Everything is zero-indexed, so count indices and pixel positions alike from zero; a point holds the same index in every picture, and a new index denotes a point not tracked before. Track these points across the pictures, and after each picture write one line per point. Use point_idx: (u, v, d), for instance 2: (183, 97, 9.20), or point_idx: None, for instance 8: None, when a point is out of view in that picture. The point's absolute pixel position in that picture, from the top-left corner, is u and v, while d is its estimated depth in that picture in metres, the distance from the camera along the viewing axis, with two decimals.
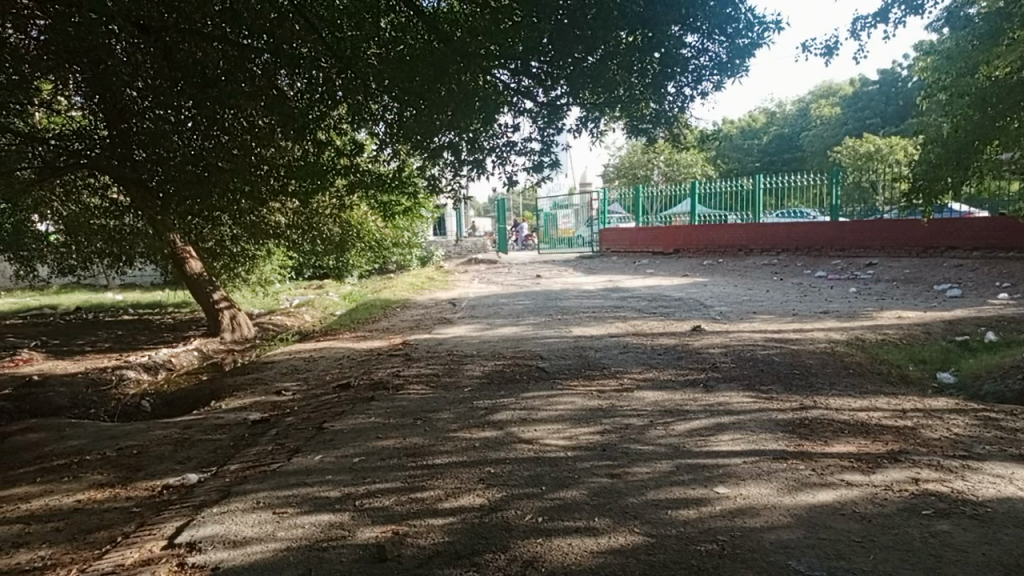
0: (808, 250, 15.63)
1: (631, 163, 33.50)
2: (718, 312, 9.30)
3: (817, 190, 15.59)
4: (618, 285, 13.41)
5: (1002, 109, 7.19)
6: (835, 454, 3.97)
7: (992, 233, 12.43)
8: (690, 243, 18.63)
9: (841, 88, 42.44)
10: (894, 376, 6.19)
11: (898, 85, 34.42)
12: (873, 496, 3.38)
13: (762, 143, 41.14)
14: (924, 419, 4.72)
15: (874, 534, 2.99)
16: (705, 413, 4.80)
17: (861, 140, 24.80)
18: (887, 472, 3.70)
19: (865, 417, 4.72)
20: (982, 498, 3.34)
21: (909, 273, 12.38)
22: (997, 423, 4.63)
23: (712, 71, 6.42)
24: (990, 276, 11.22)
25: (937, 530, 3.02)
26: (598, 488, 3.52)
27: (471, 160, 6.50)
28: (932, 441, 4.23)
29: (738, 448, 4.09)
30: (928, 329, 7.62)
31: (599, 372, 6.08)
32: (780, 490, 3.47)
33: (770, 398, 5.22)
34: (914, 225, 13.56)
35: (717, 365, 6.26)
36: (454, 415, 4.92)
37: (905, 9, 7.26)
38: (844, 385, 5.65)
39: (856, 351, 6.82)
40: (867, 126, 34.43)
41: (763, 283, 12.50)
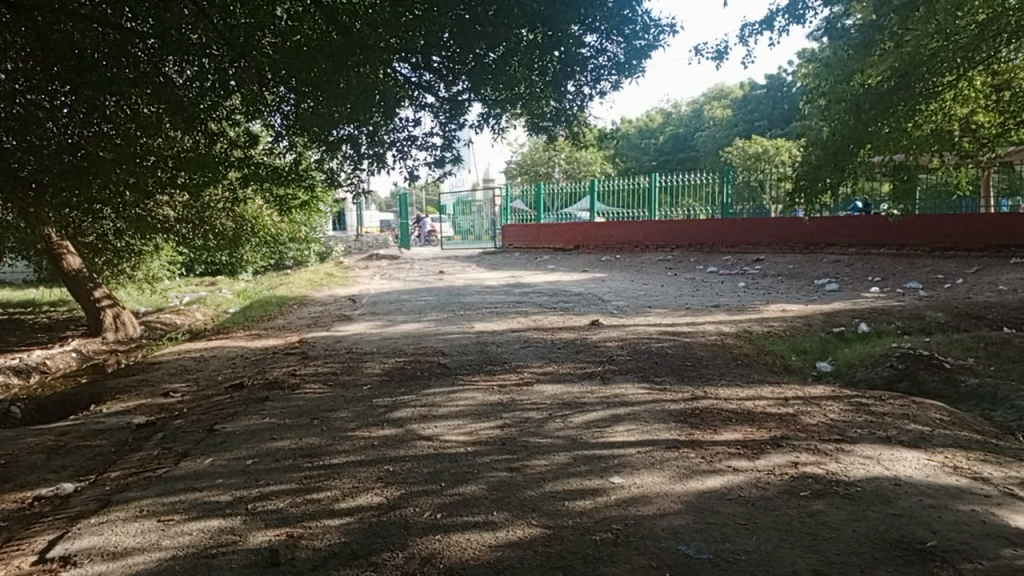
0: (700, 246, 16.25)
1: (532, 160, 33.90)
2: (616, 307, 9.54)
3: (709, 188, 16.24)
4: (520, 281, 13.52)
5: (873, 114, 7.42)
6: (723, 441, 4.16)
7: (867, 231, 13.29)
8: (590, 240, 19.03)
9: (732, 92, 44.45)
10: (778, 365, 6.55)
11: (784, 90, 36.32)
12: (757, 480, 3.55)
13: (658, 143, 42.44)
14: (803, 406, 5.01)
15: (757, 516, 3.15)
16: (601, 405, 4.92)
17: (750, 141, 26.02)
18: (770, 456, 3.90)
19: (751, 406, 4.97)
20: (853, 478, 3.59)
21: (792, 268, 13.10)
22: (868, 408, 4.98)
23: (610, 71, 6.55)
24: (863, 271, 12.03)
25: (813, 510, 3.22)
26: (496, 482, 3.55)
27: (372, 154, 6.46)
28: (810, 426, 4.50)
29: (632, 438, 4.21)
30: (809, 321, 8.08)
31: (499, 367, 6.12)
32: (672, 477, 3.60)
33: (663, 389, 5.41)
34: (797, 222, 14.33)
35: (614, 358, 6.43)
36: (353, 414, 4.83)
37: (788, 17, 7.64)
38: (732, 375, 5.93)
39: (743, 343, 7.16)
40: (755, 128, 36.13)
41: (658, 279, 12.90)
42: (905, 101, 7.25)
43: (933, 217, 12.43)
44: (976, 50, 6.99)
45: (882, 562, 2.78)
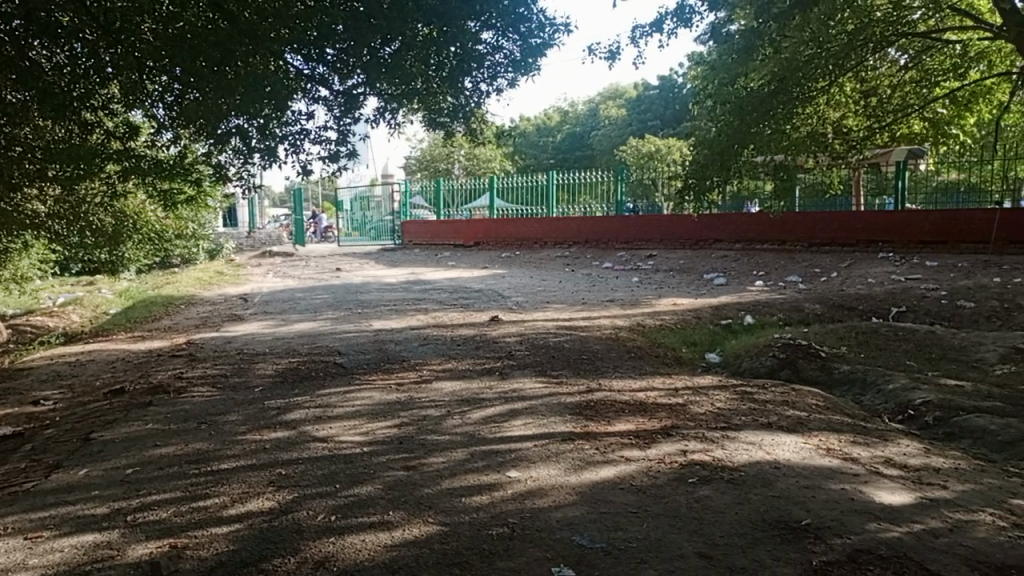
0: (596, 242, 16.62)
1: (431, 156, 33.72)
2: (515, 302, 9.64)
3: (605, 186, 16.67)
4: (420, 278, 13.42)
5: (757, 116, 7.68)
6: (616, 432, 4.28)
7: (752, 227, 13.96)
8: (489, 236, 19.12)
9: (626, 92, 45.70)
10: (669, 357, 6.80)
11: (675, 91, 37.64)
12: (647, 469, 3.67)
13: (555, 141, 43.06)
14: (692, 396, 5.22)
15: (648, 504, 3.26)
16: (499, 400, 4.96)
17: (643, 140, 26.82)
18: (660, 446, 4.04)
19: (643, 397, 5.13)
20: (737, 463, 3.77)
21: (683, 263, 13.61)
22: (751, 396, 5.24)
23: (506, 68, 6.59)
24: (748, 266, 12.65)
25: (700, 495, 3.35)
26: (393, 482, 3.52)
27: (262, 147, 6.15)
28: (698, 415, 4.69)
29: (529, 432, 4.26)
30: (699, 314, 8.42)
31: (397, 365, 6.06)
32: (567, 469, 3.67)
33: (560, 382, 5.51)
34: (687, 220, 14.90)
35: (512, 353, 6.49)
36: (244, 417, 4.67)
37: (676, 20, 7.92)
38: (626, 367, 6.10)
39: (637, 336, 7.38)
40: (648, 128, 37.23)
41: (557, 275, 13.11)
42: (784, 104, 7.63)
43: (810, 215, 13.21)
44: (845, 57, 7.77)
45: (762, 542, 2.94)
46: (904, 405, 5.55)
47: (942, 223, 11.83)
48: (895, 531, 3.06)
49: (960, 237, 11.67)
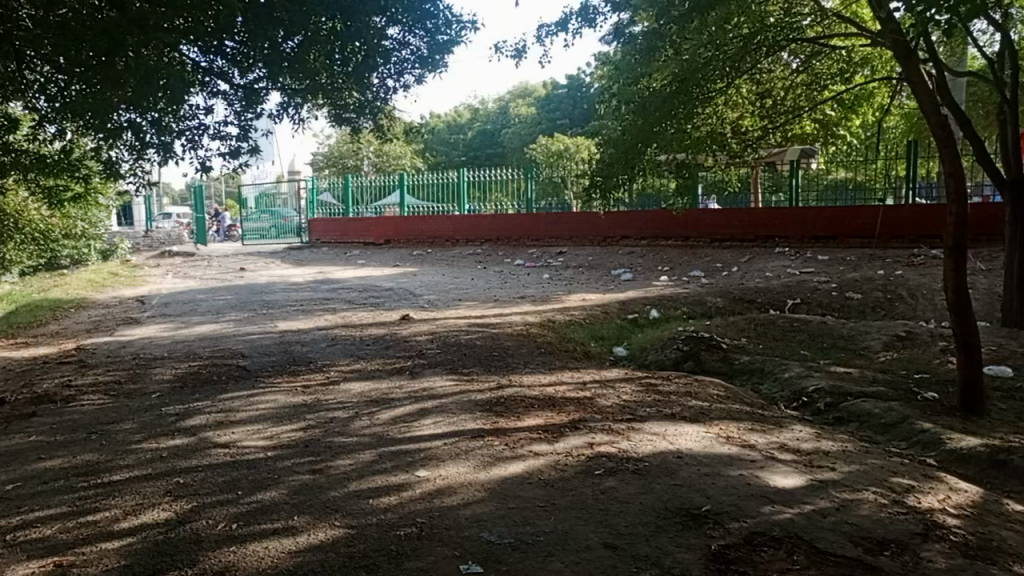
0: (507, 240, 16.72)
1: (340, 153, 33.06)
2: (426, 301, 9.58)
3: (515, 184, 16.79)
4: (329, 277, 13.15)
5: (659, 115, 7.31)
6: (525, 427, 4.32)
7: (657, 224, 14.37)
8: (400, 234, 18.93)
9: (535, 91, 46.13)
10: (578, 352, 6.91)
11: (583, 91, 38.25)
12: (555, 463, 3.73)
13: (466, 138, 42.95)
14: (600, 389, 5.33)
15: (555, 497, 3.31)
16: (408, 400, 4.92)
17: (552, 138, 27.12)
18: (568, 439, 4.11)
19: (552, 391, 5.20)
20: (641, 453, 3.87)
21: (591, 259, 13.88)
22: (656, 388, 5.40)
23: (413, 64, 6.55)
24: (655, 261, 13.01)
25: (606, 486, 3.43)
26: (298, 486, 3.43)
27: (157, 143, 5.90)
28: (605, 408, 4.79)
29: (438, 431, 4.25)
30: (606, 309, 8.61)
31: (304, 367, 5.92)
32: (476, 466, 3.68)
33: (470, 380, 5.51)
34: (595, 218, 15.20)
35: (423, 352, 6.44)
36: (138, 425, 4.45)
37: (580, 21, 8.03)
38: (536, 363, 6.17)
39: (547, 331, 7.47)
40: (557, 126, 37.63)
41: (468, 273, 13.12)
42: (683, 104, 7.35)
43: (712, 212, 13.69)
44: (740, 61, 7.43)
45: (665, 529, 3.03)
46: (798, 392, 5.84)
47: (832, 220, 12.54)
48: (788, 512, 3.22)
49: (847, 233, 12.42)
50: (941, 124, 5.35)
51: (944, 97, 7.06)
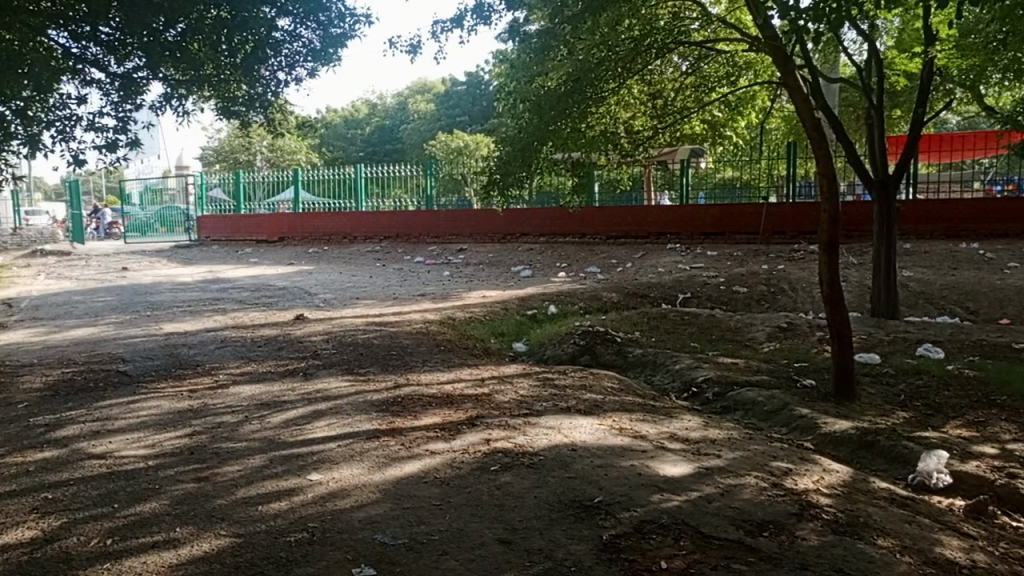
0: (408, 237, 16.54)
1: (231, 147, 31.76)
2: (321, 300, 9.35)
3: (413, 181, 16.64)
4: (219, 276, 12.62)
5: (553, 114, 7.39)
6: (422, 426, 4.29)
7: (555, 220, 14.57)
8: (296, 231, 18.39)
9: (434, 87, 45.82)
10: (477, 349, 6.93)
11: (482, 88, 38.29)
12: (451, 460, 3.72)
13: (364, 133, 42.13)
14: (497, 385, 5.36)
15: (451, 495, 3.30)
16: (302, 402, 4.79)
17: (452, 135, 27.00)
18: (464, 436, 4.11)
19: (450, 389, 5.19)
20: (537, 448, 3.92)
21: (491, 256, 13.93)
22: (553, 383, 5.48)
23: (306, 58, 6.35)
24: (553, 258, 13.20)
25: (501, 482, 3.45)
26: (181, 495, 3.28)
27: (23, 135, 5.51)
28: (502, 404, 4.82)
29: (333, 432, 4.16)
30: (506, 305, 8.66)
31: (190, 371, 5.66)
32: (370, 467, 3.62)
33: (366, 379, 5.42)
34: (494, 215, 15.26)
35: (318, 353, 6.29)
36: (2, 438, 4.13)
37: (476, 18, 8.03)
38: (434, 361, 6.13)
39: (446, 329, 7.45)
40: (456, 122, 37.45)
41: (366, 270, 12.91)
42: (578, 103, 7.36)
43: (608, 209, 14.01)
44: (632, 62, 7.33)
45: (558, 522, 3.08)
46: (688, 383, 6.08)
47: (720, 217, 13.08)
48: (675, 499, 3.34)
49: (734, 230, 12.98)
50: (815, 128, 5.70)
51: (819, 101, 7.50)
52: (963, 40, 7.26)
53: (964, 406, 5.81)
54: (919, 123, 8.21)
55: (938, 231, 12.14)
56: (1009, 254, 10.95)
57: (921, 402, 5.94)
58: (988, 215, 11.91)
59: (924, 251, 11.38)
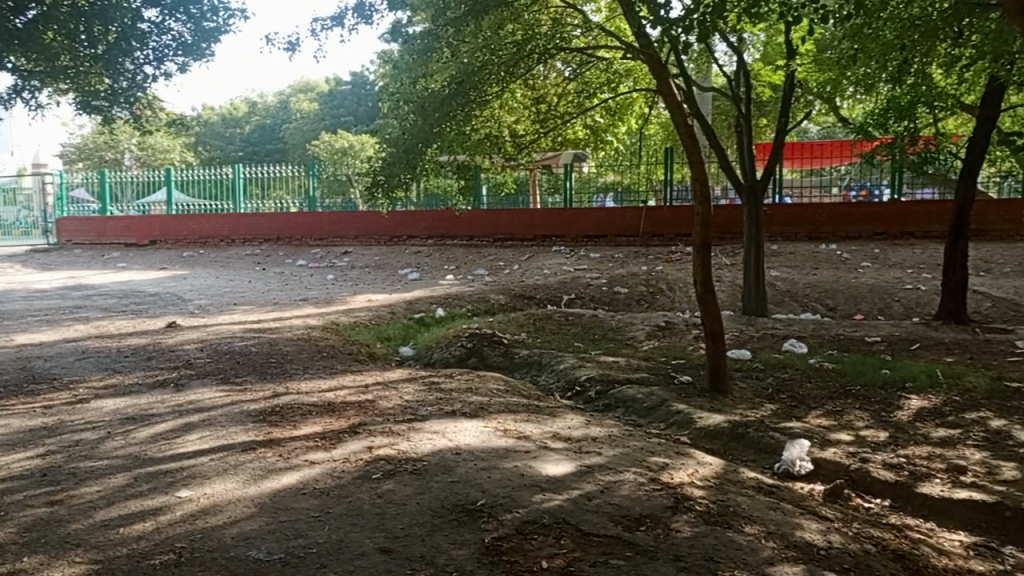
0: (290, 239, 16.01)
1: (95, 144, 29.72)
2: (195, 306, 8.90)
3: (296, 181, 16.25)
4: (82, 282, 11.77)
5: (438, 118, 7.33)
6: (302, 436, 4.15)
7: (442, 222, 14.53)
8: (167, 234, 17.40)
9: (318, 87, 44.67)
10: (362, 354, 6.80)
11: (368, 88, 37.65)
12: (332, 470, 3.62)
13: (243, 132, 40.46)
14: (381, 391, 5.27)
15: (330, 506, 3.21)
16: (172, 414, 4.53)
17: (336, 135, 26.39)
18: (346, 445, 4.01)
19: (332, 396, 5.06)
20: (420, 453, 3.88)
21: (377, 259, 13.71)
22: (438, 386, 5.45)
23: (175, 51, 6.12)
24: (440, 261, 13.16)
25: (383, 490, 3.39)
26: (32, 522, 3.02)
27: None
28: (386, 410, 4.75)
29: (205, 446, 3.96)
30: (392, 309, 8.55)
31: (45, 386, 5.23)
32: (245, 481, 3.47)
33: (243, 389, 5.20)
34: (380, 217, 15.05)
35: (191, 362, 5.97)
36: None
37: (357, 17, 7.88)
38: (316, 368, 5.97)
39: (330, 334, 7.27)
40: (341, 123, 36.55)
41: (245, 274, 12.41)
42: (462, 106, 7.36)
43: (494, 211, 14.10)
44: (514, 67, 7.49)
45: (440, 527, 3.06)
46: (572, 382, 6.21)
47: (602, 220, 13.43)
48: (557, 498, 3.39)
49: (615, 232, 13.36)
50: (688, 135, 5.94)
51: (692, 108, 7.84)
52: (821, 54, 7.75)
53: (824, 396, 6.23)
54: (782, 132, 8.74)
55: (801, 234, 12.97)
56: (862, 254, 11.84)
57: (786, 395, 6.32)
58: (844, 218, 12.83)
59: (789, 252, 12.13)
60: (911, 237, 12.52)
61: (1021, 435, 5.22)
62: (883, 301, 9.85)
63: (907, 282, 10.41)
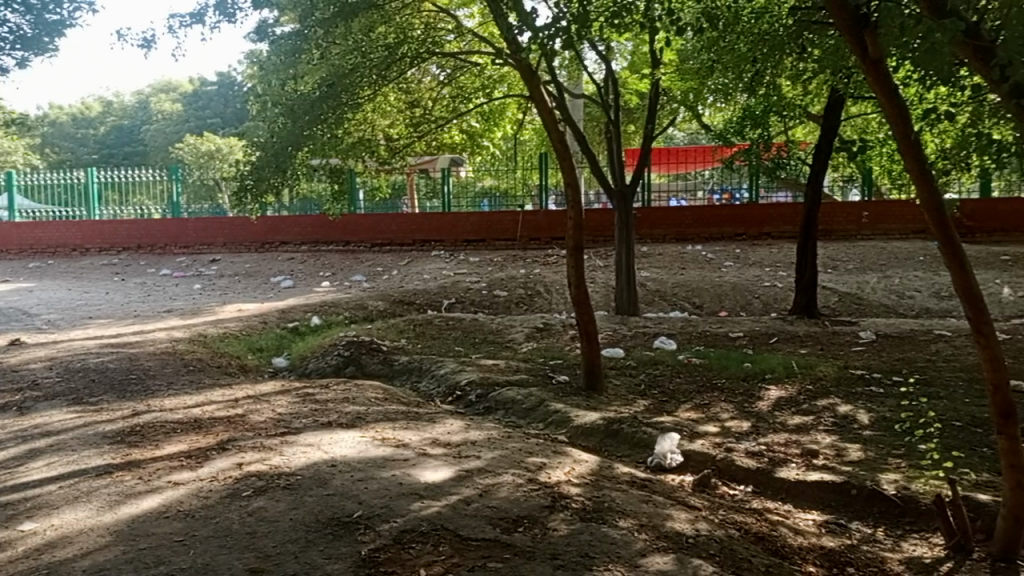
0: (151, 248, 15.08)
1: None
2: (43, 321, 8.22)
3: (158, 187, 15.46)
4: None
5: (308, 120, 7.01)
6: (164, 456, 3.92)
7: (317, 227, 14.14)
8: (9, 243, 16.00)
9: (181, 88, 42.45)
10: (232, 367, 6.51)
11: (235, 90, 36.14)
12: (197, 490, 3.44)
13: (98, 134, 37.81)
14: (253, 405, 5.07)
15: (195, 528, 3.05)
16: (15, 441, 4.16)
17: (202, 138, 25.15)
18: (213, 462, 3.82)
19: (198, 413, 4.81)
20: (294, 467, 3.75)
21: (248, 267, 13.18)
22: (313, 397, 5.30)
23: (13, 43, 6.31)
24: (315, 267, 12.82)
25: (254, 508, 3.25)
26: None
27: None
28: (257, 424, 4.57)
29: (54, 473, 3.66)
30: (264, 318, 8.24)
31: None
32: (100, 508, 3.24)
33: (98, 409, 4.85)
34: (250, 223, 14.45)
35: (38, 382, 5.51)
36: None
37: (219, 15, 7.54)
38: (181, 383, 5.66)
39: (197, 347, 6.91)
40: (207, 125, 34.86)
41: (101, 286, 11.59)
42: (333, 109, 7.08)
43: (371, 216, 13.88)
44: (387, 70, 7.41)
45: (315, 542, 2.97)
46: (452, 387, 6.22)
47: (480, 224, 13.50)
48: (435, 505, 3.37)
49: (494, 235, 13.45)
50: (560, 140, 6.07)
51: (564, 114, 8.01)
52: (683, 64, 8.13)
53: (692, 390, 6.55)
54: (649, 139, 9.11)
55: (669, 235, 13.57)
56: (725, 254, 12.53)
57: (658, 390, 6.59)
58: (707, 220, 13.53)
59: (658, 254, 12.67)
60: (768, 237, 13.38)
61: (864, 418, 5.69)
62: (743, 298, 10.48)
63: (765, 279, 11.12)
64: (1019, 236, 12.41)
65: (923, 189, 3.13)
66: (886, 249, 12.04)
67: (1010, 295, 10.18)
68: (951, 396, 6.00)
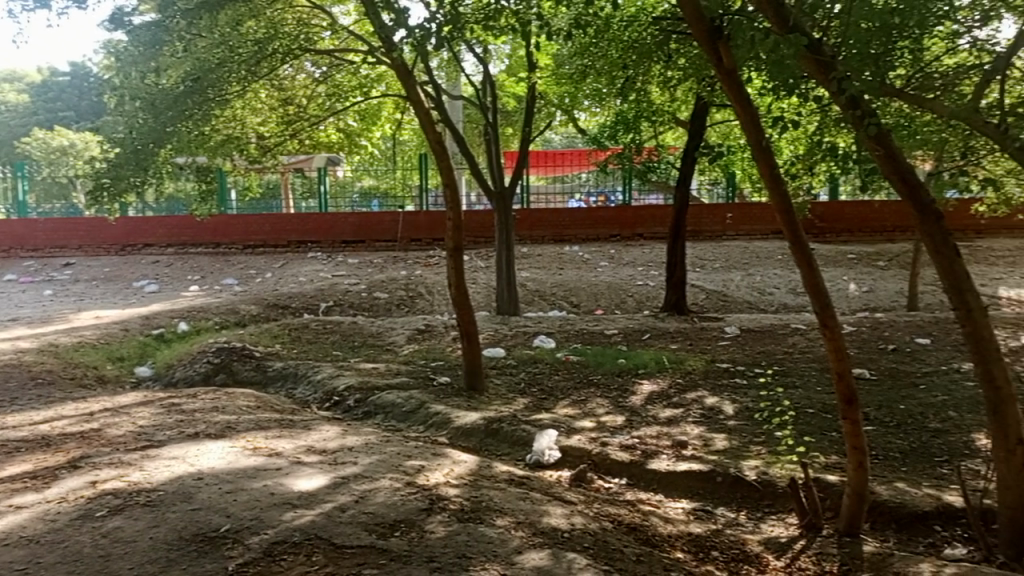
0: None
1: None
2: None
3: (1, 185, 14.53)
4: None
5: (170, 116, 6.64)
6: (7, 479, 3.61)
7: (184, 229, 13.42)
8: None
9: (29, 78, 39.19)
10: (88, 380, 6.09)
11: (91, 82, 33.76)
12: (44, 513, 3.19)
13: None
14: (110, 418, 4.76)
15: (41, 555, 2.83)
16: None
17: (52, 133, 23.34)
18: (64, 482, 3.56)
19: (47, 429, 4.47)
20: (154, 483, 3.55)
21: (107, 271, 12.35)
22: (178, 408, 5.04)
23: None
24: (183, 271, 12.17)
25: (108, 529, 3.05)
26: None
27: None
28: (114, 439, 4.29)
29: None
30: (125, 325, 7.74)
31: None
32: None
33: None
34: (109, 224, 13.53)
35: None
36: None
37: None
38: (28, 398, 5.23)
39: (47, 358, 6.41)
40: (59, 119, 32.38)
41: None
42: (198, 105, 6.74)
43: (243, 217, 13.32)
44: (257, 65, 7.12)
45: (176, 562, 2.82)
46: (330, 393, 6.07)
47: (359, 224, 13.23)
48: (308, 514, 3.28)
49: (374, 236, 13.19)
50: (436, 141, 6.04)
51: (443, 116, 8.00)
52: (559, 69, 8.30)
53: (570, 387, 6.71)
54: (526, 141, 9.23)
55: (548, 236, 13.85)
56: (601, 254, 12.91)
57: (537, 388, 6.70)
58: (584, 221, 13.89)
59: (537, 254, 12.91)
60: (640, 237, 13.79)
61: (729, 409, 6.02)
62: (618, 297, 10.84)
63: (638, 278, 11.55)
64: (863, 236, 13.49)
65: (774, 192, 3.34)
66: (748, 249, 12.77)
67: (855, 290, 11.07)
68: (804, 385, 6.45)
